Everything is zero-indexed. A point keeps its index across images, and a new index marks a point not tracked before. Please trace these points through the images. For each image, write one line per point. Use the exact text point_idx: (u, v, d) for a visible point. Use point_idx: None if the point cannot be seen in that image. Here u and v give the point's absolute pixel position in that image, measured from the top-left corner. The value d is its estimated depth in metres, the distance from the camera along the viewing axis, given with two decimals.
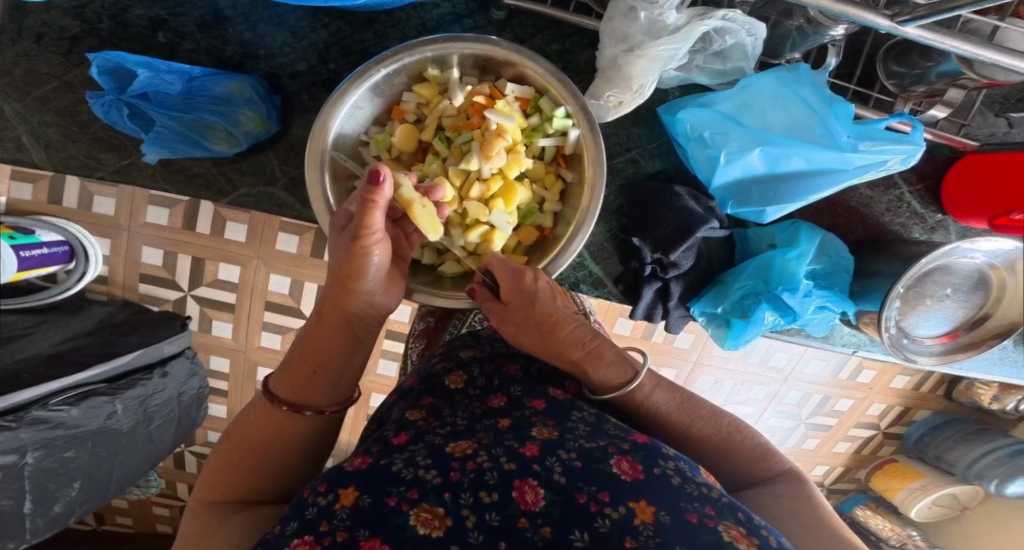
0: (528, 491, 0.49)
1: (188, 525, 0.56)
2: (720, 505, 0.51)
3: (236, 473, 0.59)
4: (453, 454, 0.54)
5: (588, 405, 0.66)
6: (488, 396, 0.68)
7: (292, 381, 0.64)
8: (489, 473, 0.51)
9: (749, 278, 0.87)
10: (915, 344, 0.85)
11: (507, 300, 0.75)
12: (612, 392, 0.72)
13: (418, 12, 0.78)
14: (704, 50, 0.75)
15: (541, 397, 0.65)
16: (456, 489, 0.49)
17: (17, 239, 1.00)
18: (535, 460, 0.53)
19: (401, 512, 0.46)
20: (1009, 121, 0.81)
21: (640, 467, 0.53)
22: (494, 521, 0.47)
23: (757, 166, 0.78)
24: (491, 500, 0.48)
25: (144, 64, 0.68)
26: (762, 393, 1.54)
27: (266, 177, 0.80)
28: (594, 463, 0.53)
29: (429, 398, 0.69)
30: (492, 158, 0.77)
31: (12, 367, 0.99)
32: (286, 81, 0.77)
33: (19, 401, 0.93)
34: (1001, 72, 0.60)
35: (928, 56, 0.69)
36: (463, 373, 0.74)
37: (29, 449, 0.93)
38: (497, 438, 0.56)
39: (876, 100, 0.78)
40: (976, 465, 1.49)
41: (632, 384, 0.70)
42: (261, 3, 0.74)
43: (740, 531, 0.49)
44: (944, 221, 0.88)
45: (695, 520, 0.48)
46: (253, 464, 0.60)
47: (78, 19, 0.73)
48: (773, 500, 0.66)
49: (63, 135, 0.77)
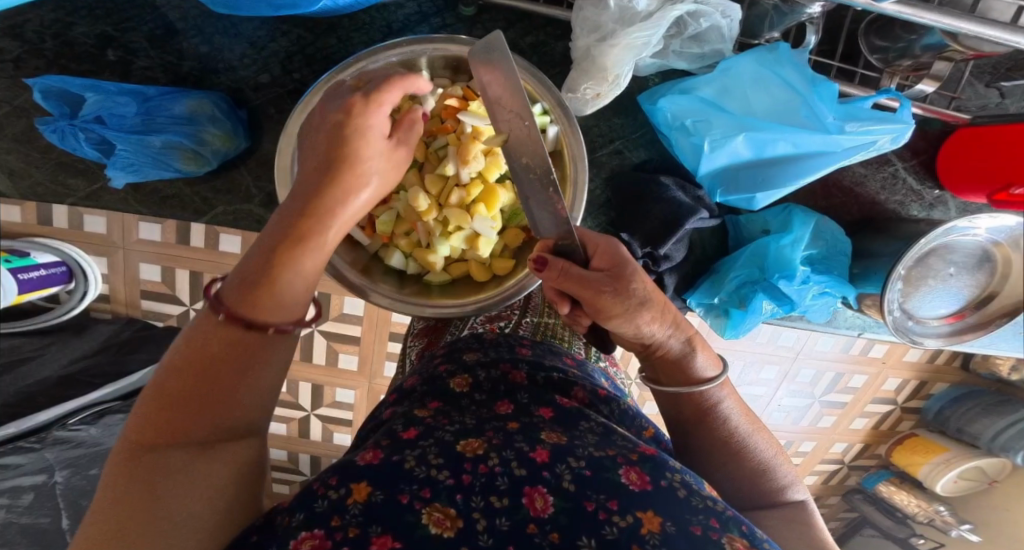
0: (538, 498, 0.46)
1: (119, 476, 0.39)
2: (725, 518, 0.49)
3: (190, 410, 0.41)
4: (464, 454, 0.49)
5: (596, 415, 0.63)
6: (495, 403, 0.64)
7: (260, 289, 0.43)
8: (500, 478, 0.47)
9: (744, 266, 0.84)
10: (921, 325, 0.82)
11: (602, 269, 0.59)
12: (678, 387, 0.63)
13: (381, 14, 0.76)
14: (679, 35, 0.72)
15: (549, 405, 0.62)
16: (468, 492, 0.46)
17: (14, 262, 1.03)
18: (545, 466, 0.49)
19: (413, 510, 0.43)
20: (1001, 91, 0.77)
21: (649, 478, 0.49)
22: (504, 526, 0.44)
23: (742, 153, 0.75)
24: (502, 505, 0.45)
25: (90, 87, 0.66)
26: (772, 372, 1.50)
27: (242, 194, 0.79)
28: (603, 472, 0.49)
29: (435, 402, 0.64)
30: (469, 162, 0.74)
31: (27, 390, 1.00)
32: (251, 94, 0.76)
33: (39, 422, 0.96)
34: (987, 44, 0.57)
35: (911, 29, 0.65)
36: (468, 376, 0.69)
37: (56, 469, 0.91)
38: (506, 439, 0.52)
39: (862, 76, 0.75)
40: (1002, 436, 1.45)
41: (706, 384, 0.62)
42: (214, 15, 0.72)
43: (744, 542, 0.47)
44: (943, 197, 0.85)
45: (700, 533, 0.46)
46: (221, 404, 0.43)
47: (17, 40, 0.71)
48: (790, 527, 0.59)
49: (24, 161, 0.76)
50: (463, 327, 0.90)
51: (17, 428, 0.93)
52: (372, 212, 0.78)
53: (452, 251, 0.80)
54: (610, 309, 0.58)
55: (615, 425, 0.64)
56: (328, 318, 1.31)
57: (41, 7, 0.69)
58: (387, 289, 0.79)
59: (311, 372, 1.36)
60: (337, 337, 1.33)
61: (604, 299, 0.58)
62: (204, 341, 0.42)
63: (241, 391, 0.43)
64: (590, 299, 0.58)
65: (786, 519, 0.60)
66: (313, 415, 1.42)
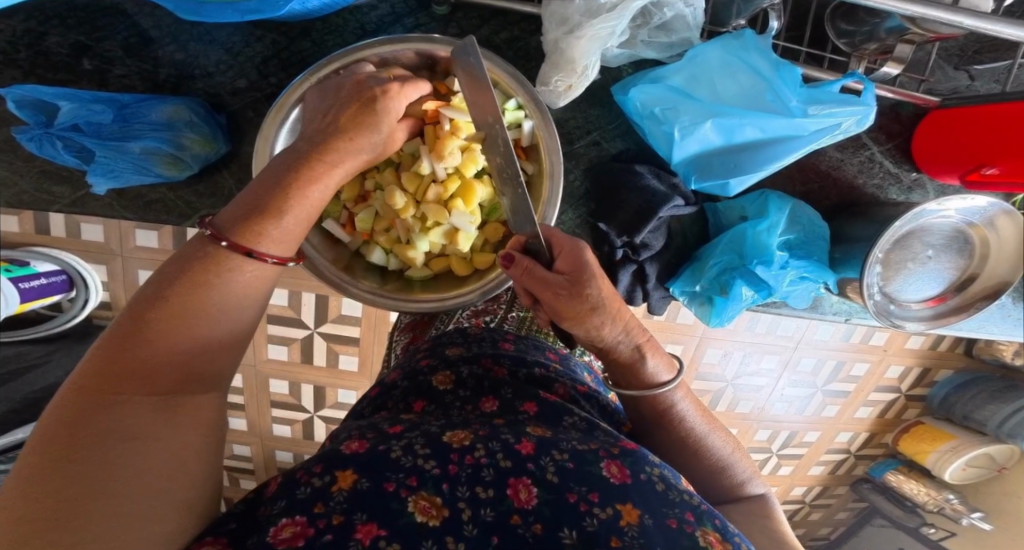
0: (522, 489, 0.47)
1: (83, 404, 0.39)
2: (699, 511, 0.49)
3: (153, 365, 0.42)
4: (451, 445, 0.50)
5: (579, 409, 0.64)
6: (480, 399, 0.65)
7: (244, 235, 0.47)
8: (486, 469, 0.48)
9: (724, 252, 0.84)
10: (901, 308, 0.82)
11: (564, 272, 0.61)
12: (638, 390, 0.65)
13: (354, 16, 0.77)
14: (645, 24, 0.72)
15: (534, 399, 0.63)
16: (454, 482, 0.46)
17: (14, 272, 1.07)
18: (529, 458, 0.50)
19: (399, 497, 0.44)
20: (970, 74, 0.79)
21: (629, 471, 0.50)
22: (489, 516, 0.45)
23: (712, 139, 0.75)
24: (487, 495, 0.46)
25: (64, 95, 0.68)
26: (773, 362, 1.50)
27: (225, 197, 0.81)
28: (586, 465, 0.50)
29: (420, 403, 0.66)
30: (446, 159, 0.75)
31: (34, 396, 1.03)
32: (229, 99, 0.77)
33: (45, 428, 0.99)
34: (945, 27, 0.57)
35: (874, 12, 0.67)
36: (451, 372, 0.70)
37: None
38: (493, 432, 0.53)
39: (830, 60, 0.75)
40: (1009, 422, 1.42)
41: (666, 388, 0.64)
42: (188, 22, 0.74)
43: (717, 537, 0.47)
44: (920, 180, 0.85)
45: (675, 527, 0.47)
46: (190, 349, 0.43)
47: None
48: (749, 520, 0.64)
49: (8, 169, 0.78)
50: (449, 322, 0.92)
51: (24, 434, 0.97)
52: (352, 210, 0.81)
53: (432, 247, 0.81)
54: (567, 312, 0.60)
55: (597, 420, 0.64)
56: (327, 320, 1.33)
57: (13, 17, 0.71)
58: (370, 286, 0.80)
59: (310, 373, 1.38)
60: (334, 337, 1.34)
61: (563, 303, 0.60)
62: (180, 283, 0.44)
63: (206, 346, 0.44)
64: (551, 302, 0.60)
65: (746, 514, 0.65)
66: (316, 417, 1.43)
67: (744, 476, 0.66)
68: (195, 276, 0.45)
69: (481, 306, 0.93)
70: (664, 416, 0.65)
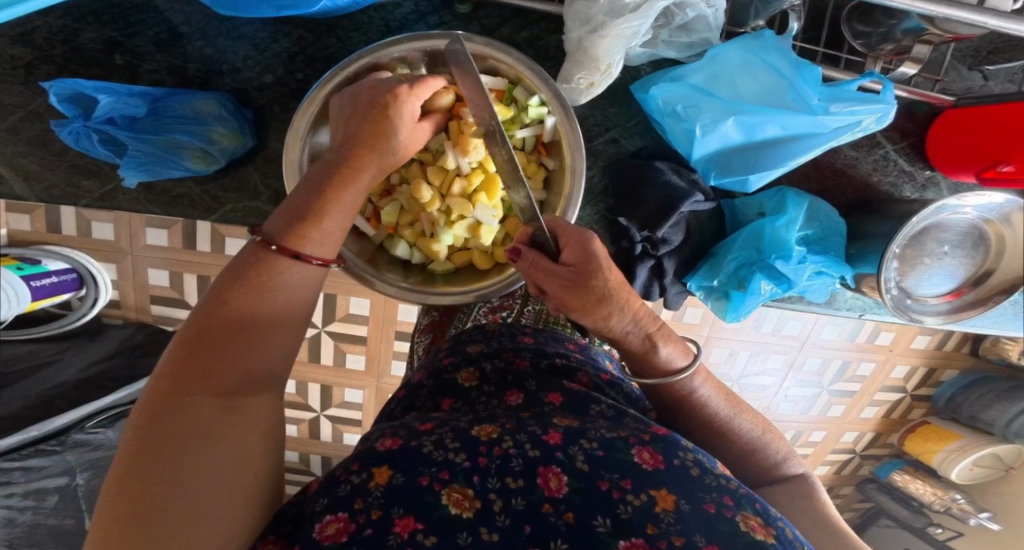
0: (551, 478, 0.48)
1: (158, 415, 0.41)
2: (738, 495, 0.50)
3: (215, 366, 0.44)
4: (479, 438, 0.50)
5: (606, 397, 0.65)
6: (505, 392, 0.67)
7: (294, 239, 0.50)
8: (515, 459, 0.48)
9: (742, 249, 0.85)
10: (919, 303, 0.83)
11: (571, 263, 0.62)
12: (659, 377, 0.67)
13: (380, 13, 0.78)
14: (667, 25, 0.74)
15: (558, 389, 0.64)
16: (484, 473, 0.47)
17: (25, 269, 1.07)
18: (557, 448, 0.50)
19: (432, 490, 0.44)
20: (984, 74, 0.79)
21: (662, 457, 0.51)
22: (520, 505, 0.46)
23: (733, 137, 0.76)
24: (517, 486, 0.47)
25: (103, 89, 0.69)
26: (779, 362, 1.51)
27: (250, 192, 0.82)
28: (616, 452, 0.51)
29: (449, 402, 0.67)
30: (470, 154, 0.76)
31: (49, 392, 1.04)
32: (255, 95, 0.79)
33: (57, 426, 1.00)
34: (963, 27, 0.58)
35: (889, 14, 0.68)
36: (475, 368, 0.71)
37: (78, 471, 0.98)
38: (519, 424, 0.54)
39: (847, 61, 0.77)
40: (1015, 422, 1.43)
41: (683, 372, 0.66)
42: (217, 18, 0.75)
43: (758, 521, 0.48)
44: (934, 177, 0.86)
45: (714, 511, 0.47)
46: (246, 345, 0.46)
47: (28, 46, 0.74)
48: (789, 498, 0.66)
49: (39, 164, 0.80)
50: (467, 319, 0.92)
51: (39, 431, 0.97)
52: (377, 204, 0.83)
53: (455, 242, 0.83)
54: (575, 303, 0.62)
55: (623, 406, 0.65)
56: (336, 319, 1.33)
57: (49, 15, 0.72)
58: (394, 279, 0.82)
59: (317, 373, 1.39)
60: (346, 335, 1.35)
61: (569, 295, 0.61)
62: (236, 287, 0.47)
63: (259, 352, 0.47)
64: (558, 292, 0.62)
65: (786, 494, 0.67)
66: (323, 416, 1.44)
67: (782, 454, 0.69)
68: (247, 283, 0.47)
69: (497, 302, 0.94)
70: (687, 400, 0.68)
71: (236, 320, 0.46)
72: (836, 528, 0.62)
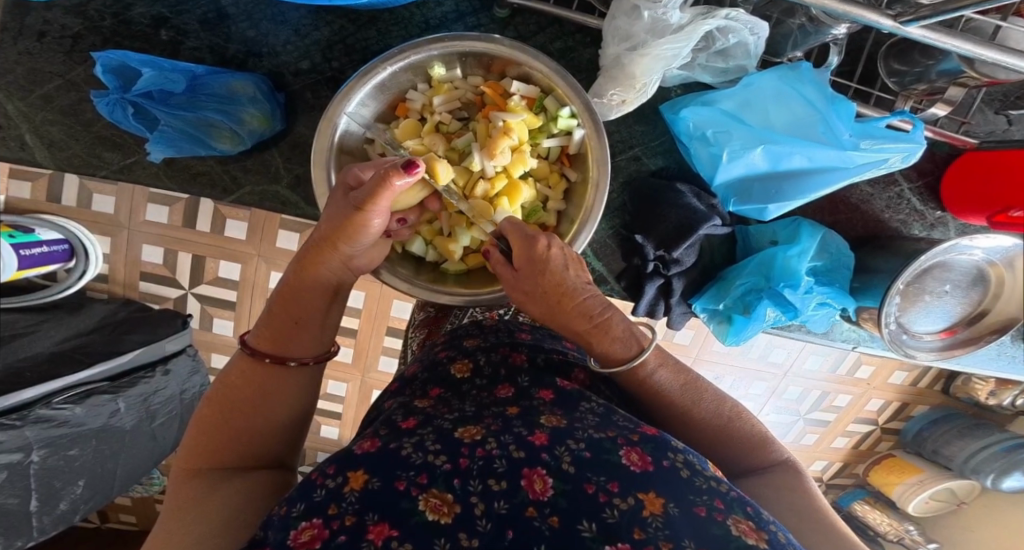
0: (537, 480, 0.47)
1: (177, 493, 0.53)
2: (729, 499, 0.49)
3: (226, 439, 0.57)
4: (462, 440, 0.51)
5: (597, 397, 0.63)
6: (496, 386, 0.65)
7: (271, 338, 0.63)
8: (498, 460, 0.49)
9: (750, 274, 0.88)
10: (915, 339, 0.88)
11: (518, 267, 0.66)
12: (618, 367, 0.65)
13: (420, 10, 0.83)
14: (707, 49, 0.78)
15: (549, 387, 0.63)
16: (466, 476, 0.47)
17: (17, 238, 1.00)
18: (543, 448, 0.50)
19: (410, 497, 0.45)
20: (1009, 118, 0.86)
21: (650, 458, 0.51)
22: (503, 509, 0.45)
23: (759, 164, 0.81)
24: (500, 488, 0.46)
25: (148, 63, 0.77)
26: (761, 388, 1.54)
27: (271, 175, 0.87)
28: (603, 454, 0.50)
29: (435, 389, 0.66)
30: (496, 157, 0.76)
31: (16, 366, 0.98)
32: (289, 79, 0.85)
33: (23, 399, 0.93)
34: (1000, 71, 0.66)
35: (929, 55, 0.75)
36: (470, 360, 0.70)
37: (34, 447, 0.92)
38: (505, 425, 0.54)
39: (877, 98, 0.84)
40: (973, 459, 1.49)
41: (637, 360, 0.64)
42: (264, 3, 0.82)
43: (750, 525, 0.47)
44: (944, 218, 0.91)
45: (704, 514, 0.47)
46: (251, 416, 0.59)
47: (80, 17, 0.81)
48: (772, 490, 0.63)
49: (66, 133, 0.85)
50: (465, 315, 0.91)
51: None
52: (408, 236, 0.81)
53: (473, 243, 0.80)
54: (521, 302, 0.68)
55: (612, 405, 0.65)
56: None
57: None
58: (405, 275, 0.80)
59: None
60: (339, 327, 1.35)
61: (518, 294, 0.68)
62: (239, 386, 0.60)
63: (263, 426, 0.60)
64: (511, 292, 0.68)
65: (768, 485, 0.64)
66: None
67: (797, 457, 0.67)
68: (246, 379, 0.61)
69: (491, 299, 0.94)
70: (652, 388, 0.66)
71: (238, 405, 0.59)
72: (824, 520, 0.60)
